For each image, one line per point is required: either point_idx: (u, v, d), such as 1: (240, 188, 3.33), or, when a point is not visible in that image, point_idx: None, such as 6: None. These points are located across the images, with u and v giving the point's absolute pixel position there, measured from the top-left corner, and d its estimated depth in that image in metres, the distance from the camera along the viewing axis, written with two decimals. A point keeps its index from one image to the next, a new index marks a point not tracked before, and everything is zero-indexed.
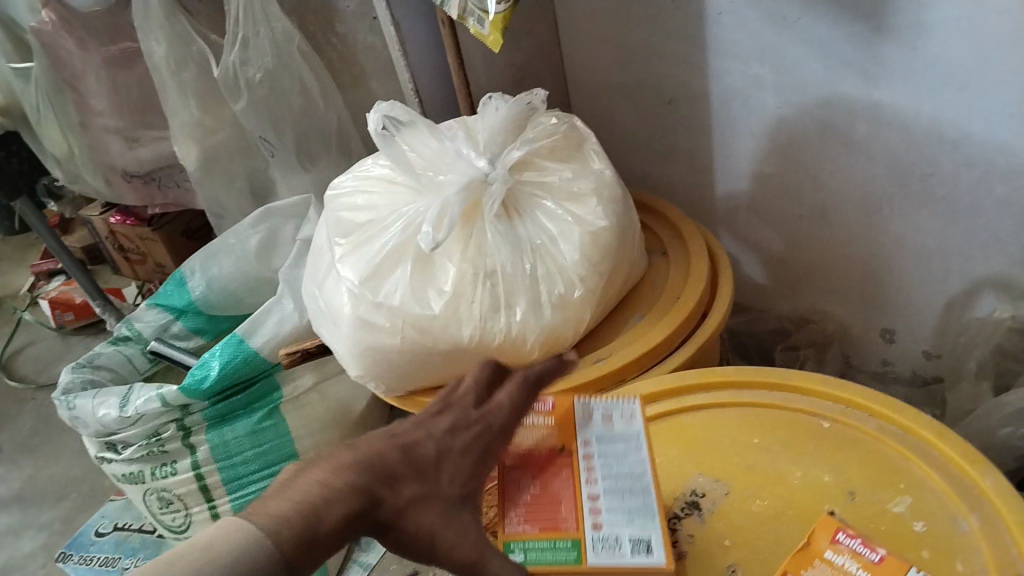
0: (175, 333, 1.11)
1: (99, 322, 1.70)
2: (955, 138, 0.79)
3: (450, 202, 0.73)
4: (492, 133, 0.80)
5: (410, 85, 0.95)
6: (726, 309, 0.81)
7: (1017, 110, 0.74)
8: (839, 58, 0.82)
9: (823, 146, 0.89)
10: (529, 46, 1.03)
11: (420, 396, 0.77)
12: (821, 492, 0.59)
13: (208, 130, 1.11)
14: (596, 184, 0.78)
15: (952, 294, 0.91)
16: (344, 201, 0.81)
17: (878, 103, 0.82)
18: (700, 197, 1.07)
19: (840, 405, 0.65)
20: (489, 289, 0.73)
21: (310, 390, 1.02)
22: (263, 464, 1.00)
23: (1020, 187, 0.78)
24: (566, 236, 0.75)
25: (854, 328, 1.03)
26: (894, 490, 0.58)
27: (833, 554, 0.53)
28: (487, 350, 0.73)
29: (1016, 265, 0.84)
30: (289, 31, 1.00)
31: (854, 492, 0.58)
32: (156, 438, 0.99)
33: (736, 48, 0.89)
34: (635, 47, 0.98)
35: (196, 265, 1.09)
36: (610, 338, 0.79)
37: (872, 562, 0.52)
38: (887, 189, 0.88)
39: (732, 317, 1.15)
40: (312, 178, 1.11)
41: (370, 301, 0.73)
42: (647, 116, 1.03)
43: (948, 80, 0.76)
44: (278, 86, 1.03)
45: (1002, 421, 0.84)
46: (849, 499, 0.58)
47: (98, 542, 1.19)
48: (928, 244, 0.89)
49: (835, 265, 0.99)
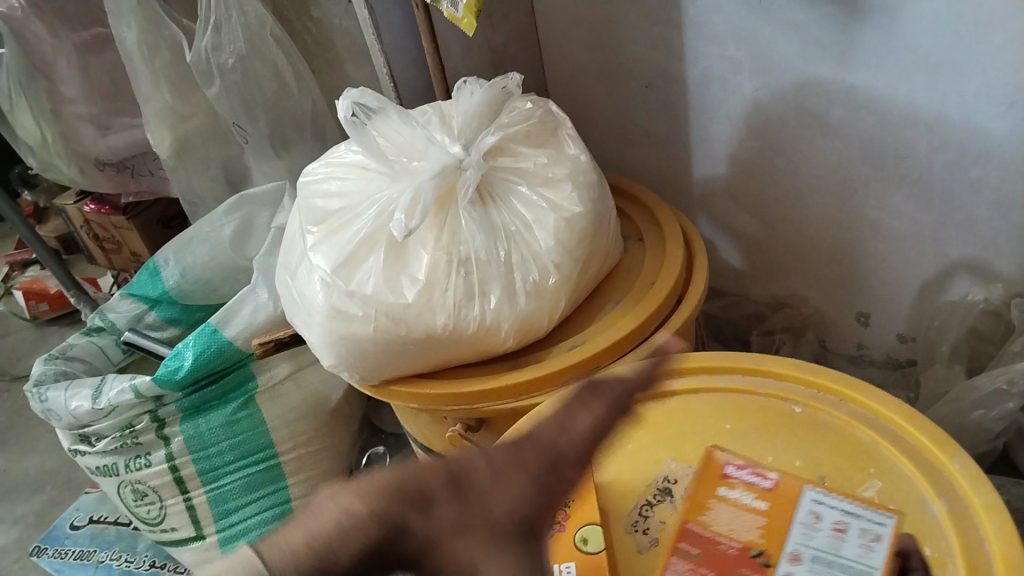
0: (149, 324, 1.10)
1: (74, 312, 1.68)
2: (929, 121, 0.79)
3: (423, 188, 0.72)
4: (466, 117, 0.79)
5: (384, 70, 0.94)
6: (701, 295, 0.81)
7: (992, 92, 0.74)
8: (816, 41, 0.82)
9: (799, 129, 0.89)
10: (506, 30, 1.02)
11: (394, 384, 0.77)
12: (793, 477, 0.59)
13: (181, 116, 1.10)
14: (571, 169, 0.77)
15: (926, 278, 0.91)
16: (317, 188, 0.80)
17: (854, 86, 0.82)
18: (678, 182, 1.07)
19: (811, 390, 0.65)
20: (462, 277, 0.72)
21: (286, 379, 1.03)
22: (238, 455, 1.01)
23: (994, 170, 0.78)
24: (541, 223, 0.74)
25: (829, 312, 1.04)
26: (864, 474, 0.59)
27: (728, 489, 0.58)
28: (462, 338, 0.72)
29: (989, 248, 0.84)
30: (262, 15, 0.99)
31: (825, 477, 0.59)
32: (130, 430, 0.98)
33: (712, 30, 0.88)
34: (612, 30, 0.97)
35: (170, 255, 1.08)
36: (585, 325, 0.79)
37: (764, 488, 0.58)
38: (863, 173, 0.88)
39: (709, 302, 1.15)
40: (286, 165, 1.10)
41: (343, 290, 0.73)
42: (625, 101, 1.03)
43: (923, 63, 0.76)
44: (251, 72, 1.01)
45: (975, 404, 0.84)
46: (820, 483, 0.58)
47: (75, 535, 1.19)
48: (903, 228, 0.89)
49: (812, 249, 0.99)
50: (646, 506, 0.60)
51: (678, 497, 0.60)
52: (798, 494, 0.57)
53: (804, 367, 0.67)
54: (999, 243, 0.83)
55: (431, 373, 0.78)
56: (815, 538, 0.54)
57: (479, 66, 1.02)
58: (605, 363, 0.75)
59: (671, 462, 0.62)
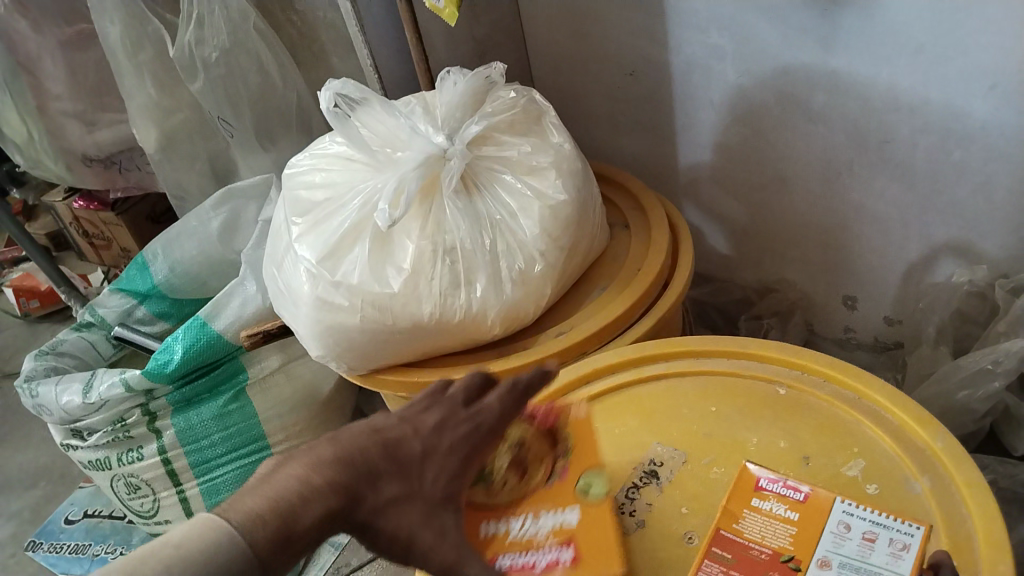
0: (139, 318, 1.10)
1: (65, 309, 1.68)
2: (911, 104, 0.80)
3: (408, 178, 0.72)
4: (450, 107, 0.79)
5: (368, 61, 0.94)
6: (687, 280, 0.81)
7: (971, 75, 0.74)
8: (797, 26, 0.82)
9: (783, 115, 0.90)
10: (490, 19, 1.02)
11: (382, 374, 0.77)
12: (777, 458, 0.60)
13: (166, 111, 1.10)
14: (555, 157, 0.77)
15: (911, 260, 0.92)
16: (301, 180, 0.80)
17: (836, 71, 0.82)
18: (664, 169, 1.07)
19: (796, 371, 0.66)
20: (448, 266, 0.72)
21: (276, 371, 1.02)
22: (229, 447, 1.01)
23: (976, 152, 0.79)
24: (526, 211, 0.75)
25: (816, 296, 1.05)
26: (848, 453, 0.59)
27: (759, 500, 0.55)
28: (448, 327, 0.73)
29: (972, 230, 0.85)
30: (244, 8, 0.99)
31: (809, 458, 0.59)
32: (121, 424, 0.98)
33: (695, 17, 0.89)
34: (595, 18, 0.97)
35: (159, 249, 1.08)
36: (572, 311, 0.79)
37: (797, 500, 0.54)
38: (846, 157, 0.88)
39: (697, 288, 1.16)
40: (273, 158, 1.10)
41: (329, 281, 0.73)
42: (610, 89, 1.03)
43: (903, 46, 0.76)
44: (235, 65, 1.01)
45: (960, 384, 0.85)
46: (804, 464, 0.59)
47: (69, 530, 1.19)
48: (887, 211, 0.89)
49: (798, 233, 1.00)
50: (633, 488, 0.60)
51: (664, 479, 0.60)
52: (830, 505, 0.53)
53: (788, 350, 0.67)
54: (982, 225, 0.84)
55: (419, 362, 0.78)
56: (844, 547, 0.51)
57: (463, 56, 1.02)
58: (592, 350, 0.75)
59: (657, 445, 0.63)
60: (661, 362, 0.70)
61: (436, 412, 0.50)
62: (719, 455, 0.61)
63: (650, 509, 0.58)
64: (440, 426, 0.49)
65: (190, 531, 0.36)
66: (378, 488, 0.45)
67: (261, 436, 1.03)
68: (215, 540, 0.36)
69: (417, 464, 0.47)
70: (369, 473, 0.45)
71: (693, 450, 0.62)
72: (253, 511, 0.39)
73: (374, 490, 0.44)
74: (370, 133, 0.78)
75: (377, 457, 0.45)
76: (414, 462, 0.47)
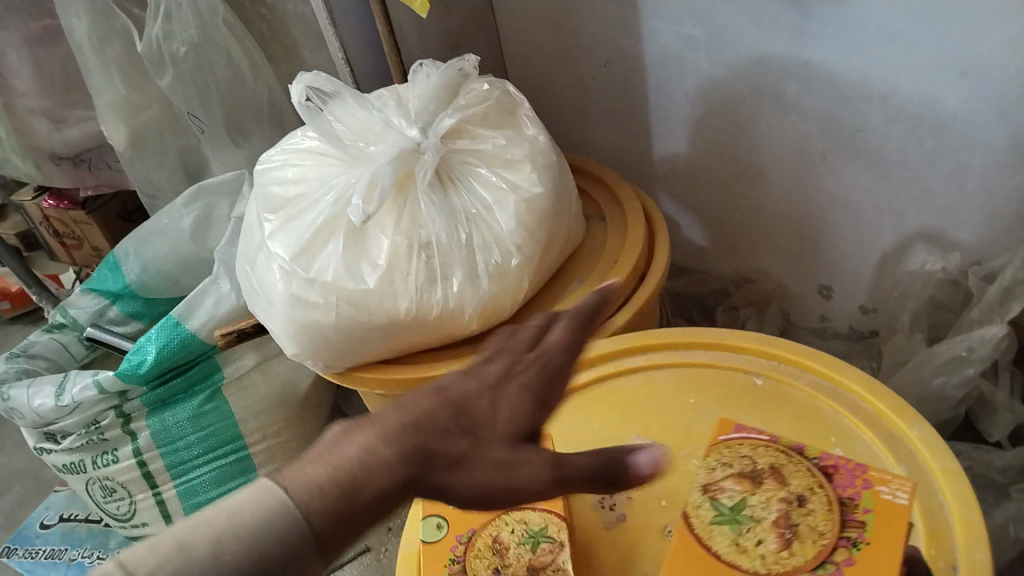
0: (112, 319, 1.09)
1: (36, 310, 1.66)
2: (883, 93, 0.80)
3: (381, 172, 0.72)
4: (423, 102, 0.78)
5: (340, 55, 0.93)
6: (663, 272, 0.81)
7: (942, 63, 0.75)
8: (769, 16, 0.82)
9: (756, 105, 0.90)
10: (463, 11, 1.01)
11: (359, 371, 0.76)
12: None
13: (135, 107, 1.08)
14: (530, 150, 0.77)
15: (885, 249, 0.92)
16: (273, 176, 0.79)
17: (808, 61, 0.82)
18: (639, 161, 1.07)
19: (773, 362, 0.66)
20: (424, 261, 0.72)
21: (252, 370, 1.01)
22: (206, 448, 1.00)
23: (948, 141, 0.79)
24: (501, 205, 0.74)
25: (792, 286, 1.05)
26: (826, 443, 0.59)
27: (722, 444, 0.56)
28: (425, 323, 0.72)
29: (945, 218, 0.85)
30: (212, 2, 0.97)
31: None
32: (95, 426, 0.97)
33: (667, 8, 0.88)
34: (568, 9, 0.96)
35: (130, 249, 1.06)
36: (549, 305, 0.79)
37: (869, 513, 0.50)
38: (820, 147, 0.88)
39: (673, 279, 1.16)
40: (245, 154, 1.09)
41: (303, 278, 0.72)
42: (584, 81, 1.03)
43: (876, 35, 0.77)
44: (204, 60, 1.00)
45: (934, 371, 0.86)
46: None
47: (44, 535, 1.17)
48: (861, 200, 0.90)
49: (773, 224, 1.00)
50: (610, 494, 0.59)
51: None
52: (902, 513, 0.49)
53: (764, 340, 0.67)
54: (955, 213, 0.84)
55: (396, 359, 0.77)
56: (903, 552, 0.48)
57: (436, 49, 1.01)
58: None
59: (637, 437, 0.62)
60: (638, 354, 0.69)
61: (496, 362, 0.42)
62: (699, 446, 0.61)
63: (631, 501, 0.58)
64: (505, 373, 0.41)
65: (248, 502, 0.32)
66: (443, 451, 0.37)
67: (237, 436, 1.02)
68: (273, 511, 0.32)
69: (485, 421, 0.39)
70: (431, 433, 0.38)
71: (673, 442, 0.61)
72: (311, 481, 0.34)
73: (437, 454, 0.37)
74: (343, 128, 0.78)
75: (438, 413, 0.38)
76: (482, 420, 0.39)
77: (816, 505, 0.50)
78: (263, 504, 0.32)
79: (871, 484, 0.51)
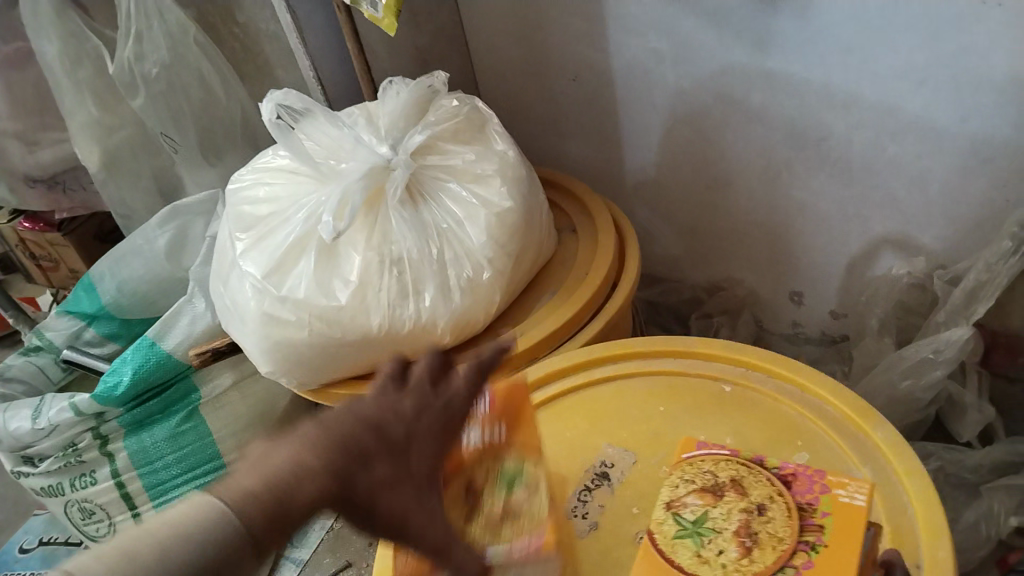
0: (88, 340, 1.09)
1: (14, 333, 1.65)
2: (845, 102, 0.81)
3: (352, 189, 0.72)
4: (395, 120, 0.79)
5: (311, 73, 0.94)
6: (634, 282, 0.82)
7: (901, 72, 0.76)
8: (732, 28, 0.83)
9: (723, 116, 0.91)
10: (432, 27, 1.02)
11: (334, 388, 0.77)
12: None
13: (109, 129, 1.08)
14: (500, 165, 0.78)
15: (853, 255, 0.94)
16: (245, 195, 0.80)
17: (771, 71, 0.84)
18: (611, 173, 1.08)
19: (740, 368, 0.67)
20: (396, 276, 0.72)
21: (230, 389, 0.99)
22: (184, 468, 0.98)
23: (909, 147, 0.81)
24: (472, 219, 0.75)
25: (763, 293, 1.06)
26: (791, 446, 0.60)
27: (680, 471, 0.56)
28: (399, 338, 0.73)
29: (909, 223, 0.87)
30: (183, 23, 0.98)
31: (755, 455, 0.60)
32: (73, 448, 0.97)
33: (633, 22, 0.90)
34: (536, 24, 0.98)
35: (105, 270, 1.06)
36: (522, 317, 0.79)
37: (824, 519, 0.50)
38: (786, 156, 0.90)
39: (648, 289, 1.17)
40: (219, 173, 1.10)
41: (275, 296, 0.73)
42: (554, 94, 1.04)
43: (836, 45, 0.78)
44: (176, 81, 1.00)
45: (903, 373, 0.87)
46: None
47: (23, 559, 1.16)
48: (827, 207, 0.91)
49: (743, 232, 1.01)
50: (586, 489, 0.61)
51: (615, 480, 0.61)
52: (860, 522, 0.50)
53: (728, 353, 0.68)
54: (920, 218, 0.86)
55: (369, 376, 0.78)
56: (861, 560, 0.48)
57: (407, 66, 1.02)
58: (543, 355, 0.76)
59: (608, 446, 0.63)
60: (608, 364, 0.70)
61: (408, 397, 0.45)
62: (668, 453, 0.61)
63: (602, 510, 0.59)
64: (418, 408, 0.45)
65: (189, 511, 0.34)
66: (371, 467, 0.41)
67: (217, 458, 0.99)
68: (215, 518, 0.34)
69: (403, 447, 0.43)
70: (360, 452, 0.41)
71: (642, 450, 0.62)
72: (249, 489, 0.36)
73: (367, 469, 0.41)
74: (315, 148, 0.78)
75: (364, 435, 0.42)
76: (400, 443, 0.43)
77: (777, 513, 0.51)
78: (202, 513, 0.34)
79: (829, 488, 0.52)
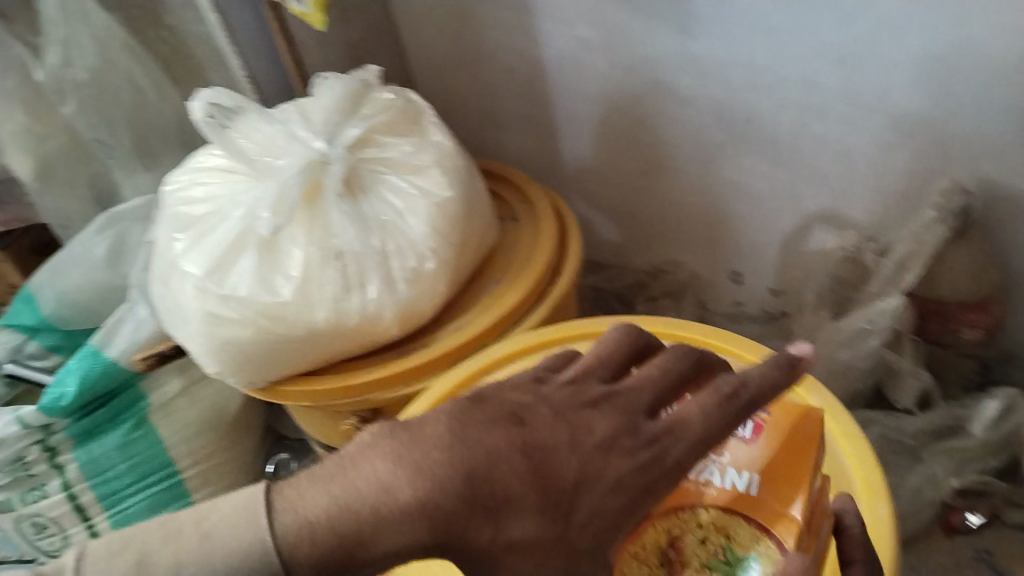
0: (30, 353, 1.06)
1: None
2: (769, 82, 0.84)
3: (289, 184, 0.72)
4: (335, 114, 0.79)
5: (243, 73, 0.93)
6: (576, 266, 0.84)
7: (822, 48, 0.79)
8: (657, 13, 0.85)
9: (655, 100, 0.93)
10: (363, 21, 1.03)
11: (285, 385, 0.77)
12: None
13: (38, 136, 1.07)
14: (436, 156, 0.79)
15: (787, 232, 0.96)
16: (181, 195, 0.79)
17: (696, 55, 0.86)
18: (550, 162, 1.09)
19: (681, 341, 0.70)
20: (338, 270, 0.72)
21: (178, 395, 1.01)
22: (137, 476, 0.99)
23: (833, 124, 0.84)
24: (412, 210, 0.75)
25: (704, 274, 1.09)
26: None
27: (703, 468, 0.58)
28: (345, 331, 0.73)
29: (839, 199, 0.90)
30: (110, 27, 0.96)
31: None
32: (20, 463, 0.96)
33: (561, 12, 0.91)
34: (467, 16, 0.99)
35: (44, 280, 1.05)
36: (467, 305, 0.80)
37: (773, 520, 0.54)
38: (718, 139, 0.92)
39: (592, 275, 1.19)
40: (154, 177, 1.08)
41: (216, 295, 0.72)
42: (489, 86, 1.05)
43: (757, 26, 0.80)
44: (106, 85, 0.99)
45: (840, 343, 0.90)
46: None
47: None
48: (759, 186, 0.94)
49: (679, 213, 1.03)
50: None
51: None
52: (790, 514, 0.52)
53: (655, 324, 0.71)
54: (848, 192, 0.88)
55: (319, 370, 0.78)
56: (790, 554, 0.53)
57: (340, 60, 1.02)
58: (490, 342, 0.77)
59: None
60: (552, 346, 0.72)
61: (604, 422, 0.43)
62: None
63: None
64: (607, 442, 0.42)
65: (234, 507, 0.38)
66: (503, 524, 0.40)
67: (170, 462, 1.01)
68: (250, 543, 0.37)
69: (567, 501, 0.40)
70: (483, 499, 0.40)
71: None
72: (321, 510, 0.38)
73: (496, 527, 0.40)
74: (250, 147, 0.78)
75: (502, 464, 0.40)
76: (564, 491, 0.40)
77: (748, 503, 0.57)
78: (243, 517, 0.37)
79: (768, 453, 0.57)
